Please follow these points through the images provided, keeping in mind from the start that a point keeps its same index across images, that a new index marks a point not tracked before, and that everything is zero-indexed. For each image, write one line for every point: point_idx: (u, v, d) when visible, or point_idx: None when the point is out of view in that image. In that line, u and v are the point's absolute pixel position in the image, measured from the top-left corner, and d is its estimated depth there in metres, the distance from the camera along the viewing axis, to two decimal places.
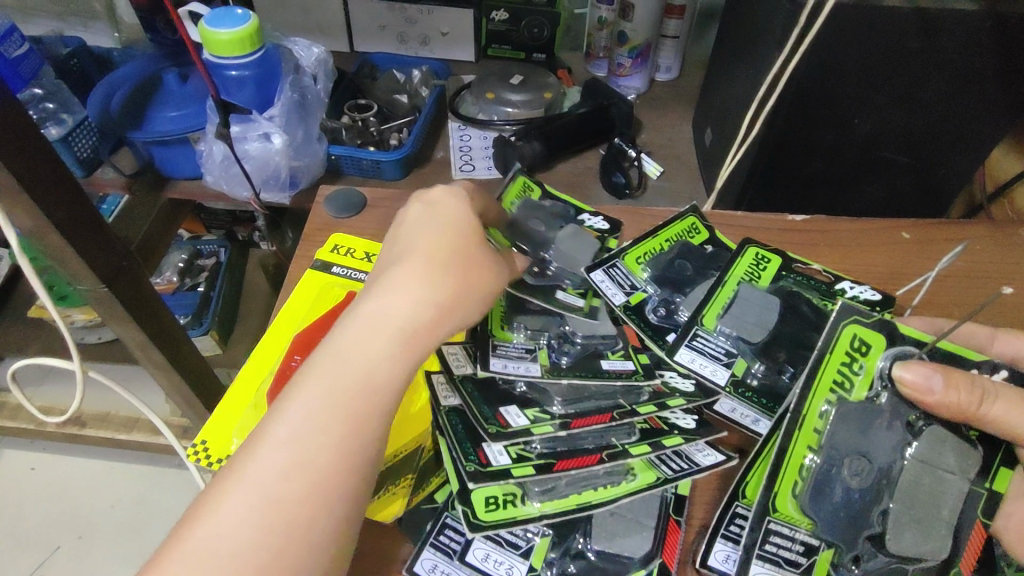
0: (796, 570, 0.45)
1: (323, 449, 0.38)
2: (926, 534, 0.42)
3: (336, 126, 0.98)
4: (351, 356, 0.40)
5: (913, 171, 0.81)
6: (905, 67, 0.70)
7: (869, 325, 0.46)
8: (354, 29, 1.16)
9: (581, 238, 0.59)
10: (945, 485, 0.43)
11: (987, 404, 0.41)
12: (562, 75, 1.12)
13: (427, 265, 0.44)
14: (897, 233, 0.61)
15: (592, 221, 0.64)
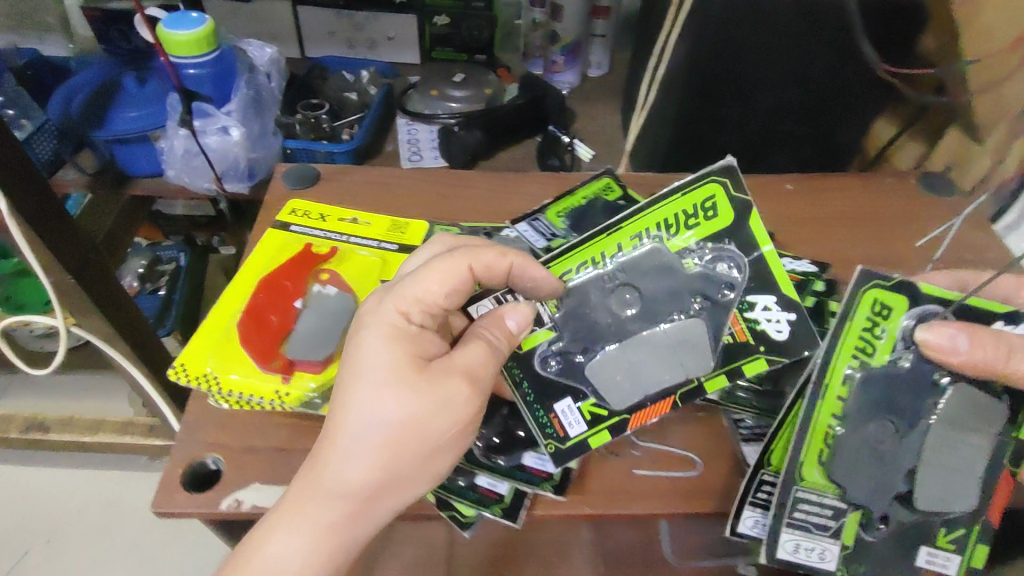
0: (826, 535, 0.47)
1: (301, 551, 0.39)
2: (950, 486, 0.45)
3: (289, 121, 1.02)
4: (345, 463, 0.40)
5: (813, 140, 0.87)
6: (790, 52, 0.75)
7: (890, 289, 0.46)
8: (305, 36, 1.23)
9: (666, 351, 0.48)
10: (970, 441, 0.45)
11: (1014, 359, 0.42)
12: (502, 74, 1.20)
13: (400, 367, 0.42)
14: (781, 184, 0.70)
15: (769, 319, 0.49)
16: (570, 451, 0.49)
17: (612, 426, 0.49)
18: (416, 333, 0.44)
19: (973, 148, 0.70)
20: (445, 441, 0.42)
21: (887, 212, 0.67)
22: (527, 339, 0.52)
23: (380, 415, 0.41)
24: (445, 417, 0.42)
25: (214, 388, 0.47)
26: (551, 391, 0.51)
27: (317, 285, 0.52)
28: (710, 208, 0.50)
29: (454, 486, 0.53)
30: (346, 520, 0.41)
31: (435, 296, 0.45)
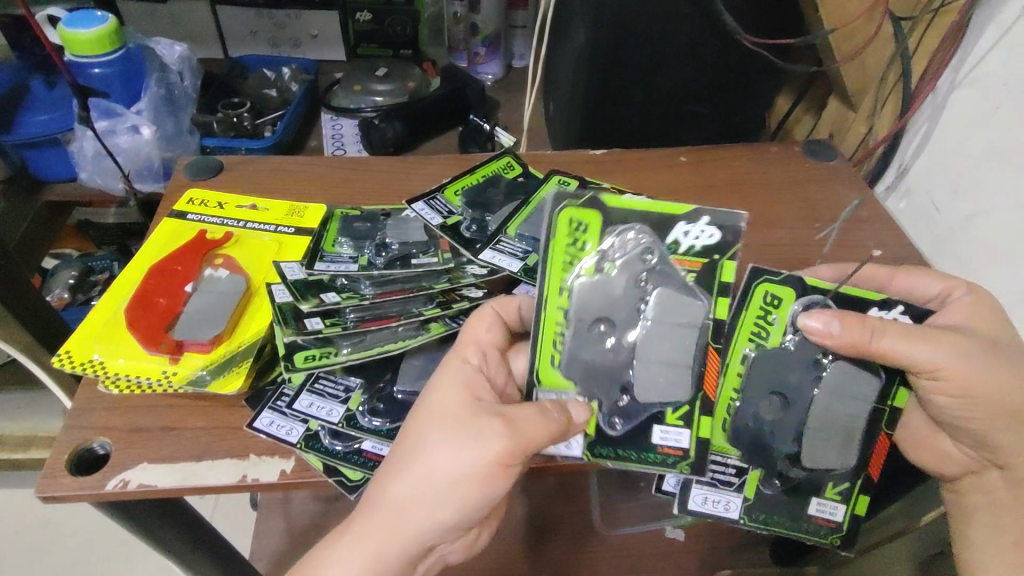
0: (730, 489, 0.48)
1: None
2: (840, 450, 0.45)
3: (206, 119, 0.99)
4: (406, 514, 0.38)
5: (716, 120, 0.84)
6: (683, 31, 0.73)
7: (781, 283, 0.47)
8: (227, 36, 1.13)
9: (671, 343, 0.43)
10: (856, 408, 0.45)
11: (880, 338, 0.43)
12: (427, 67, 1.13)
13: (454, 401, 0.41)
14: (674, 157, 0.74)
15: (690, 235, 0.45)
16: (702, 459, 0.45)
17: (702, 409, 0.45)
18: (474, 373, 0.44)
19: (849, 117, 0.78)
20: (482, 474, 0.38)
21: (770, 177, 0.72)
22: (585, 422, 0.45)
23: (424, 443, 0.39)
24: (481, 447, 0.38)
25: (101, 372, 0.47)
26: (640, 435, 0.45)
27: (209, 269, 0.54)
28: (579, 224, 0.45)
29: (336, 453, 0.45)
30: (388, 546, 0.39)
31: (484, 336, 0.46)
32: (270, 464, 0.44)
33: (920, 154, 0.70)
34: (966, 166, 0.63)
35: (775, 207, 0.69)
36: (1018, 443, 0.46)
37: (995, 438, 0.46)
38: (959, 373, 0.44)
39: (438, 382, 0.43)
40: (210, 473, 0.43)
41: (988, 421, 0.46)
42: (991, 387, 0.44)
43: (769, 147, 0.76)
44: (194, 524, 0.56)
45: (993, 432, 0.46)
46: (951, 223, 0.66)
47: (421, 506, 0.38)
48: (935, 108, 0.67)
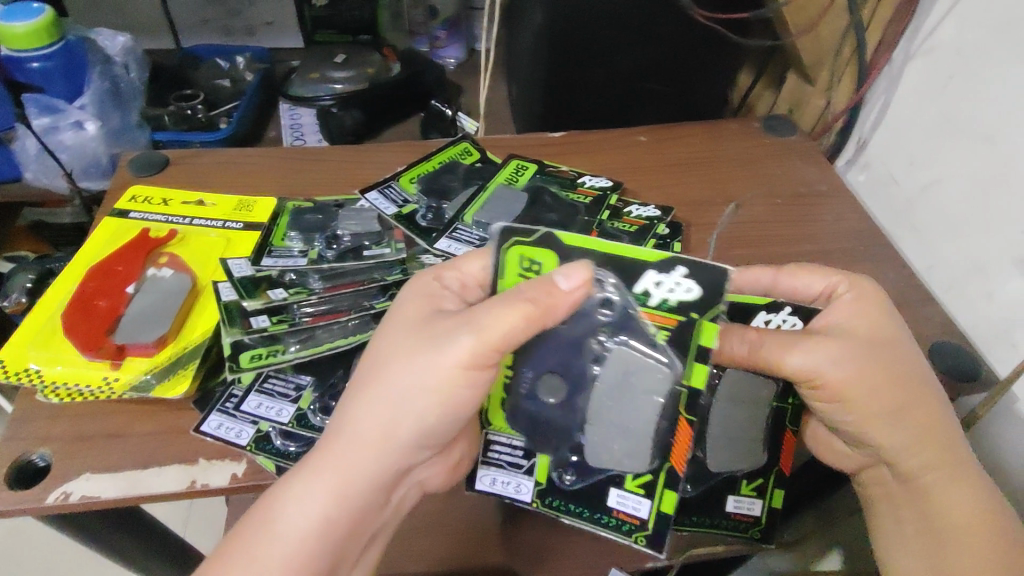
0: None
1: (309, 504, 0.36)
2: (742, 449, 0.47)
3: (155, 113, 0.95)
4: (373, 427, 0.37)
5: (677, 100, 0.83)
6: (640, 11, 0.72)
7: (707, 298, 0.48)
8: (176, 25, 1.09)
9: (628, 412, 0.41)
10: (754, 409, 0.47)
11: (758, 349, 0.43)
12: (388, 54, 1.05)
13: (412, 314, 0.40)
14: (633, 137, 0.73)
15: (663, 287, 0.40)
16: (658, 531, 0.42)
17: (667, 483, 0.43)
18: (444, 293, 0.42)
19: (808, 90, 0.79)
20: (446, 379, 0.37)
21: (730, 156, 0.72)
22: (536, 470, 0.47)
23: (385, 358, 0.38)
24: (443, 352, 0.37)
25: (39, 382, 0.45)
26: (592, 493, 0.45)
27: (152, 268, 0.52)
28: (531, 264, 0.41)
29: (289, 453, 0.44)
30: (353, 470, 0.37)
31: (473, 270, 0.43)
32: (221, 468, 0.43)
33: (878, 127, 0.70)
34: (922, 136, 0.63)
35: (735, 184, 0.69)
36: (901, 440, 0.44)
37: (876, 440, 0.44)
38: (830, 380, 0.43)
39: (398, 302, 0.42)
40: (157, 480, 0.42)
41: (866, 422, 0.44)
42: (860, 391, 0.43)
43: (729, 125, 0.76)
44: (152, 531, 0.55)
45: (869, 435, 0.44)
46: (909, 194, 0.66)
47: (385, 420, 0.37)
48: (891, 80, 0.67)
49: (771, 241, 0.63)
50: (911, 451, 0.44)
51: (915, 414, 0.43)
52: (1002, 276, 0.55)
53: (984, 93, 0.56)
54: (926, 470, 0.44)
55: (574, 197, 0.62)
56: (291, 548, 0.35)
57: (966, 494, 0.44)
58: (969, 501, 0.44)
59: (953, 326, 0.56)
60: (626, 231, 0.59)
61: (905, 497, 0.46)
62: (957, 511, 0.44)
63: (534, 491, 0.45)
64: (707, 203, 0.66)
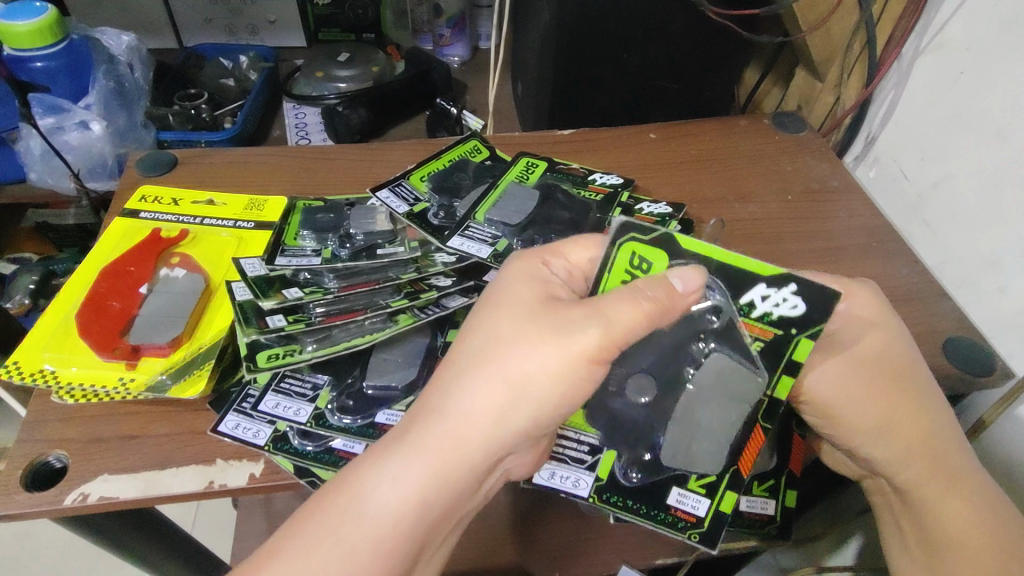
0: None
1: (398, 489, 0.35)
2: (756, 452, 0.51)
3: (161, 112, 0.95)
4: (471, 416, 0.36)
5: (686, 96, 0.83)
6: (650, 7, 0.71)
7: None
8: (180, 24, 1.08)
9: (709, 412, 0.40)
10: None
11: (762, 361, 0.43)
12: (392, 52, 1.08)
13: (528, 297, 0.39)
14: (643, 135, 0.73)
15: (770, 301, 0.41)
16: (713, 533, 0.44)
17: (729, 484, 0.45)
18: (548, 278, 0.41)
19: (817, 87, 0.79)
20: (562, 372, 0.36)
21: (741, 153, 0.72)
22: (599, 466, 0.48)
23: (498, 341, 0.37)
24: (567, 340, 0.36)
25: (53, 383, 0.45)
26: (654, 492, 0.46)
27: (165, 268, 0.52)
28: (641, 263, 0.41)
29: (307, 454, 0.43)
30: (449, 458, 0.36)
31: (580, 260, 0.43)
32: (238, 469, 0.43)
33: (888, 123, 0.69)
34: (932, 132, 0.63)
35: (746, 181, 0.69)
36: (888, 455, 0.44)
37: (868, 454, 0.45)
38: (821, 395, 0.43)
39: (505, 280, 0.41)
40: (175, 481, 0.42)
41: (851, 440, 0.45)
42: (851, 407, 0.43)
43: (738, 122, 0.76)
44: (167, 531, 0.54)
45: (861, 449, 0.45)
46: (920, 190, 0.65)
47: (494, 409, 0.36)
48: (901, 76, 0.66)
49: (784, 238, 0.63)
50: (901, 465, 0.44)
51: (909, 431, 0.43)
52: (1016, 271, 0.54)
53: (995, 89, 0.56)
54: (918, 483, 0.44)
55: (585, 195, 0.62)
56: (373, 527, 0.35)
57: (963, 508, 0.44)
58: (966, 515, 0.44)
59: (967, 322, 0.56)
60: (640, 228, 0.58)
61: (902, 507, 0.46)
62: (953, 524, 0.44)
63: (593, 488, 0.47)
64: (720, 200, 0.66)
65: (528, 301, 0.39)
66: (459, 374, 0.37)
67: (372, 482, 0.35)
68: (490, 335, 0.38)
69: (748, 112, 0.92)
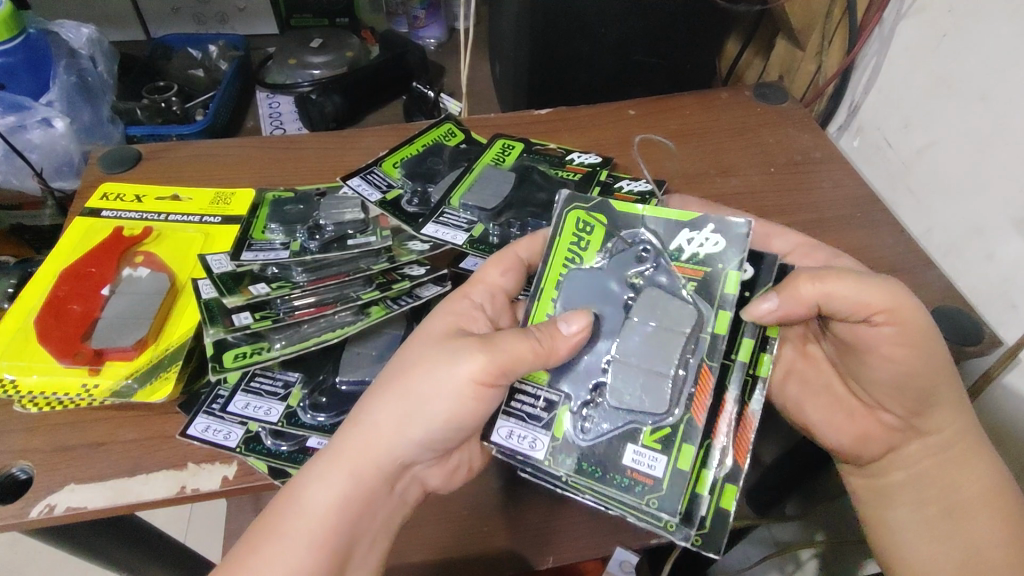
0: (537, 425, 0.41)
1: (324, 493, 0.37)
2: None
3: (128, 106, 0.92)
4: (380, 433, 0.38)
5: (666, 70, 0.81)
6: None
7: (590, 208, 0.45)
8: (146, 15, 1.04)
9: (647, 338, 0.40)
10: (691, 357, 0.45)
11: (820, 279, 0.41)
12: (367, 36, 1.05)
13: (440, 328, 0.41)
14: (622, 111, 0.71)
15: (694, 243, 0.43)
16: (674, 494, 0.38)
17: (687, 436, 0.39)
18: (473, 309, 0.42)
19: (799, 56, 0.77)
20: (454, 399, 0.37)
21: (722, 125, 0.70)
22: (555, 424, 0.41)
23: (404, 363, 0.39)
24: (455, 366, 0.37)
25: (14, 393, 0.43)
26: (608, 453, 0.40)
27: (128, 269, 0.50)
28: (586, 225, 0.45)
29: (280, 454, 0.42)
30: (364, 462, 0.38)
31: (498, 281, 0.45)
32: (211, 472, 0.41)
33: (871, 90, 0.68)
34: (915, 99, 0.62)
35: (728, 154, 0.67)
36: (949, 398, 0.44)
37: (939, 393, 0.43)
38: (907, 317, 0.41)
39: (431, 313, 0.42)
40: (145, 487, 0.40)
41: (935, 373, 0.43)
42: (936, 339, 0.42)
43: (719, 94, 0.74)
44: (148, 535, 0.53)
45: (937, 387, 0.43)
46: (904, 158, 0.64)
47: (399, 422, 0.38)
48: (883, 42, 0.65)
49: (767, 212, 0.61)
50: (952, 416, 0.44)
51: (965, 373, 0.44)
52: (1001, 237, 0.54)
53: (978, 51, 0.54)
54: (955, 441, 0.45)
55: (563, 175, 0.60)
56: (302, 530, 0.37)
57: (985, 467, 0.44)
58: (985, 478, 0.44)
59: (954, 290, 0.55)
60: None
61: (929, 472, 0.46)
62: (975, 486, 0.44)
63: (544, 454, 0.40)
64: (702, 175, 0.65)
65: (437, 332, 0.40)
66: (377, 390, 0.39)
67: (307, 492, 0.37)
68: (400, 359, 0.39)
69: (731, 85, 0.90)
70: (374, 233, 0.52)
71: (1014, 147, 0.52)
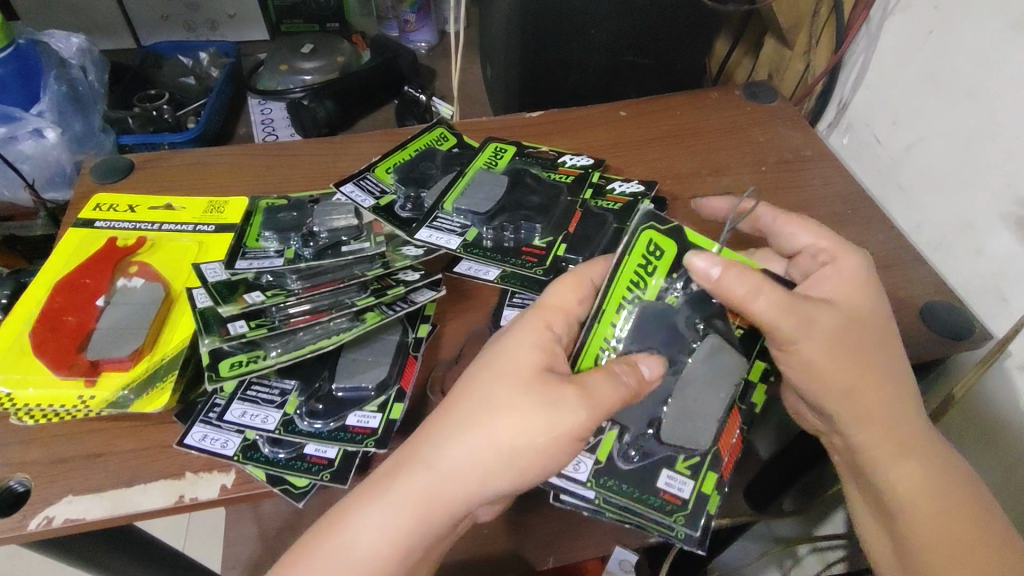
0: (581, 447, 0.44)
1: (376, 531, 0.37)
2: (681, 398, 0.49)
3: (119, 115, 0.92)
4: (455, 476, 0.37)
5: (657, 71, 0.82)
6: None
7: (664, 232, 0.45)
8: (135, 23, 1.04)
9: (707, 385, 0.42)
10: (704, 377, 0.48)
11: (753, 301, 0.40)
12: (356, 41, 1.05)
13: (527, 365, 0.38)
14: (613, 112, 0.71)
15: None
16: (700, 514, 0.43)
17: (710, 466, 0.44)
18: (553, 340, 0.39)
19: (787, 55, 0.78)
20: (546, 451, 0.36)
21: (712, 125, 0.70)
22: (599, 447, 0.44)
23: (487, 405, 0.37)
24: (557, 418, 0.36)
25: (10, 405, 0.43)
26: (645, 476, 0.44)
27: (123, 279, 0.50)
28: (656, 250, 0.45)
29: (277, 461, 0.42)
30: (427, 507, 0.37)
31: (568, 303, 0.42)
32: (209, 481, 0.41)
33: (859, 88, 0.68)
34: (904, 95, 0.62)
35: (719, 153, 0.67)
36: (850, 412, 0.42)
37: (832, 411, 0.43)
38: (803, 349, 0.41)
39: (509, 342, 0.39)
40: (144, 497, 0.41)
41: (826, 394, 0.42)
42: (823, 373, 0.41)
43: (709, 94, 0.74)
44: (148, 545, 0.53)
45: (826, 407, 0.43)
46: (893, 154, 0.65)
47: (481, 469, 0.36)
48: (870, 39, 0.65)
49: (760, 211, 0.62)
50: (863, 425, 0.42)
51: (874, 391, 0.42)
52: (992, 231, 0.54)
53: (963, 47, 0.55)
54: (876, 446, 0.43)
55: (555, 177, 0.60)
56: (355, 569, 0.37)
57: (910, 469, 0.43)
58: (913, 479, 0.42)
59: (944, 285, 0.55)
60: (611, 208, 0.57)
61: (854, 465, 0.45)
62: (905, 483, 0.43)
63: (588, 477, 0.43)
64: (694, 175, 0.65)
65: (528, 374, 0.37)
66: (457, 434, 0.37)
67: (351, 535, 0.37)
68: (484, 404, 0.37)
69: (721, 84, 0.91)
70: (369, 239, 0.51)
71: (1003, 141, 0.52)
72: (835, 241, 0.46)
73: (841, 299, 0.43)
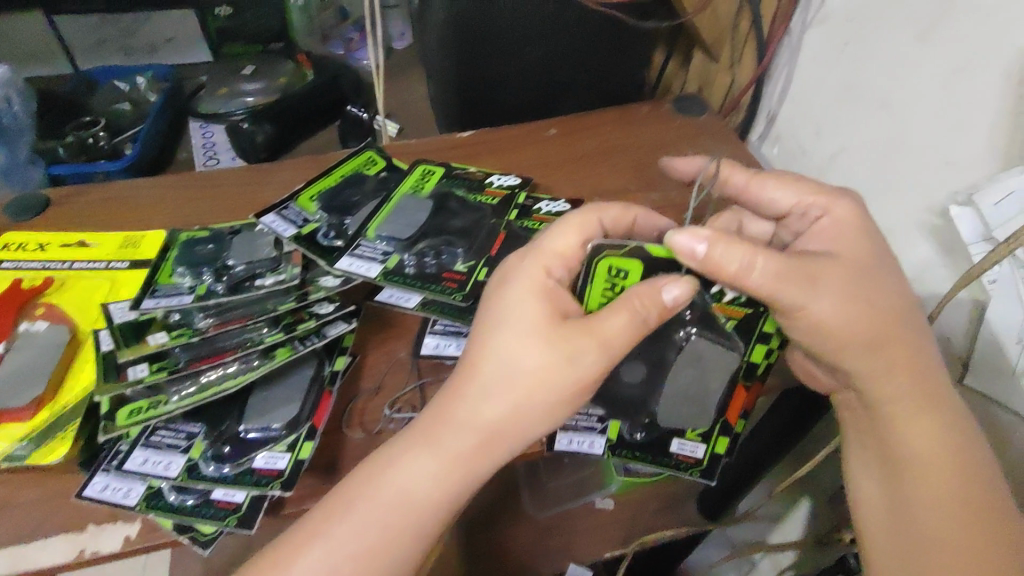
0: (594, 431, 0.50)
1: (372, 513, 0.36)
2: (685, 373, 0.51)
3: (49, 145, 0.89)
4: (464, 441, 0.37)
5: (593, 85, 0.82)
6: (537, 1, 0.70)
7: (621, 255, 0.41)
8: (73, 47, 1.01)
9: (697, 383, 0.43)
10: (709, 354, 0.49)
11: (744, 277, 0.38)
12: (301, 61, 1.01)
13: (539, 315, 0.38)
14: (543, 130, 0.71)
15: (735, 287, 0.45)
16: (713, 470, 0.49)
17: (721, 431, 0.49)
18: (554, 284, 0.39)
19: (713, 68, 0.79)
20: (562, 402, 0.37)
21: (643, 139, 0.71)
22: (609, 429, 0.50)
23: (501, 365, 0.37)
24: (570, 365, 0.37)
25: None
26: (659, 445, 0.50)
27: (27, 322, 0.48)
28: (620, 271, 0.42)
29: (183, 507, 0.41)
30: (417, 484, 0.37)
31: (572, 246, 0.41)
32: (112, 532, 0.40)
33: (785, 99, 0.69)
34: (826, 106, 0.63)
35: (649, 168, 0.68)
36: (871, 369, 0.41)
37: (850, 366, 0.41)
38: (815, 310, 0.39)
39: (517, 289, 0.39)
40: (43, 553, 0.39)
41: (838, 352, 0.41)
42: (836, 332, 0.40)
43: (639, 108, 0.75)
44: None
45: (845, 363, 0.41)
46: (819, 164, 0.66)
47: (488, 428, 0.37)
48: (792, 52, 0.67)
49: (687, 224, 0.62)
50: (880, 380, 0.41)
51: (893, 348, 0.40)
52: (910, 239, 0.55)
53: (876, 59, 0.56)
54: (893, 400, 0.41)
55: (480, 199, 0.60)
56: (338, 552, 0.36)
57: (928, 429, 0.41)
58: (925, 439, 0.41)
59: None
60: (535, 229, 0.57)
61: (865, 425, 0.43)
62: (916, 443, 0.41)
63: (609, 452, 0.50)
64: (623, 192, 0.65)
65: (533, 326, 0.37)
66: (467, 395, 0.37)
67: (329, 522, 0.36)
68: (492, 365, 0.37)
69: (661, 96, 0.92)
70: (286, 270, 0.50)
71: (915, 152, 0.53)
72: (817, 193, 0.44)
73: (867, 257, 0.42)
